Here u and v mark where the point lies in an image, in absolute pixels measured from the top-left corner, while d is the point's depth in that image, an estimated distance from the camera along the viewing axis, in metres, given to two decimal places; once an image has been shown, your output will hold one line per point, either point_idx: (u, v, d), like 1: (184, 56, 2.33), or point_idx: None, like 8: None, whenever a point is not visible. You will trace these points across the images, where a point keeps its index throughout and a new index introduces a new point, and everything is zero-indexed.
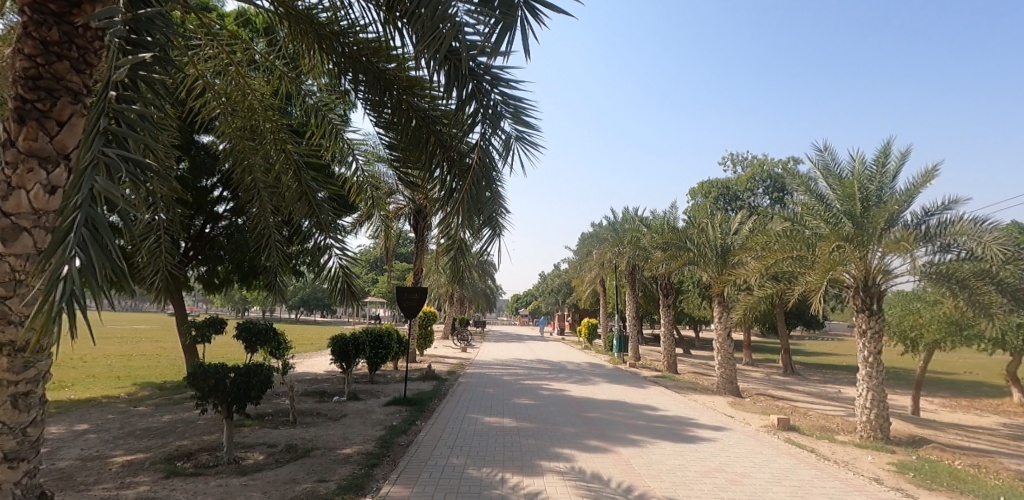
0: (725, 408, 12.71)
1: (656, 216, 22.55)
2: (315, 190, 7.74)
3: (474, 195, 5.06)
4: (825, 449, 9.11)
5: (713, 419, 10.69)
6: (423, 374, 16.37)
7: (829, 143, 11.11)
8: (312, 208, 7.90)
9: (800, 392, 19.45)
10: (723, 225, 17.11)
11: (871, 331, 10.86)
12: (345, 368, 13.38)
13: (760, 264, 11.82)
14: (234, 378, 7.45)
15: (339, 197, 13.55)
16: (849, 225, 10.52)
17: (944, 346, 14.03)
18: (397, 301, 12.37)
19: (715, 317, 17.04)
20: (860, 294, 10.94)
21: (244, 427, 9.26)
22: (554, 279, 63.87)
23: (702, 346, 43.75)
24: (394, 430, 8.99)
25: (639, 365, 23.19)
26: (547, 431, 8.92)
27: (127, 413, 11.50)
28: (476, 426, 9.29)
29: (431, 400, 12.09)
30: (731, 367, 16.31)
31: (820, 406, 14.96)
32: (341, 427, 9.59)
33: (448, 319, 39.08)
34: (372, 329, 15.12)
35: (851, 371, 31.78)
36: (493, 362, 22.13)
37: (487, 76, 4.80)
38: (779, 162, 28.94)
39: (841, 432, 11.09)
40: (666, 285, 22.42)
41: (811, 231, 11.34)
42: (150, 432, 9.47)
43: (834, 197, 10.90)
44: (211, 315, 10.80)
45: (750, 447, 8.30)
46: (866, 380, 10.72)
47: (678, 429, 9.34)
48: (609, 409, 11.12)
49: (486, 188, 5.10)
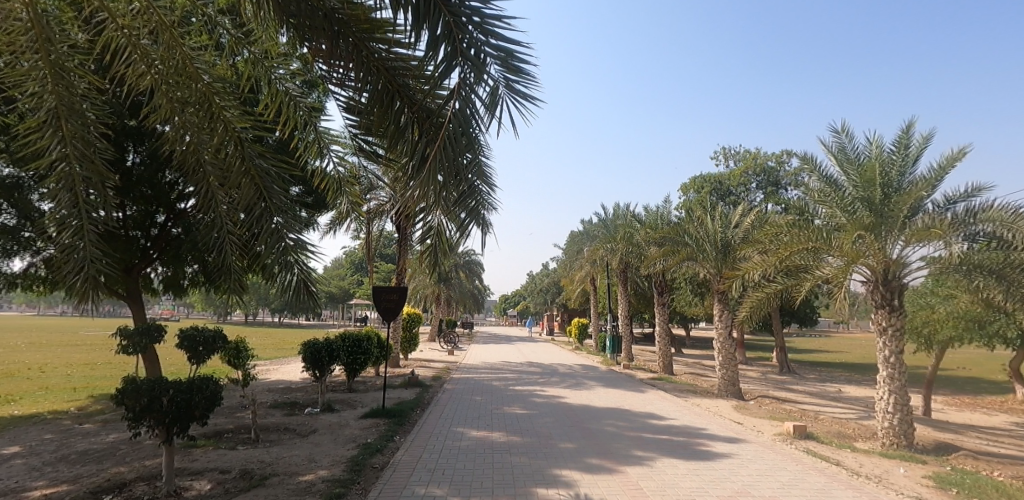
0: (731, 414, 11.79)
1: (649, 212, 21.65)
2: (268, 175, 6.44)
3: (451, 163, 4.17)
4: (851, 461, 8.19)
5: (723, 429, 9.72)
6: (405, 381, 15.21)
7: (844, 124, 10.23)
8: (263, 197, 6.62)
9: (800, 393, 18.65)
10: (724, 218, 16.17)
11: (892, 329, 9.90)
12: (318, 376, 12.19)
13: (770, 258, 10.89)
14: (173, 396, 6.28)
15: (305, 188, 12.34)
16: (868, 213, 9.64)
17: (958, 344, 13.21)
18: (374, 302, 11.24)
19: (715, 316, 16.14)
20: (879, 289, 9.96)
21: (195, 449, 8.09)
22: (544, 279, 62.97)
23: (694, 346, 42.99)
24: (367, 449, 7.90)
25: (633, 367, 22.25)
26: (542, 448, 7.87)
27: (68, 432, 10.21)
28: (461, 443, 8.23)
29: (412, 410, 10.98)
30: (733, 368, 15.41)
31: (827, 408, 14.12)
32: (309, 445, 8.45)
33: (435, 321, 37.93)
34: (349, 333, 13.91)
35: (845, 369, 31.11)
36: (480, 366, 21.06)
37: (465, 10, 3.82)
38: (772, 156, 28.24)
39: (859, 439, 10.17)
40: (661, 283, 21.51)
41: (826, 221, 10.42)
42: (85, 456, 8.25)
43: (850, 182, 10.00)
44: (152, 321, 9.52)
45: (772, 464, 7.35)
46: (887, 382, 9.82)
47: (689, 443, 8.35)
48: (609, 419, 10.10)
49: (465, 153, 4.20)
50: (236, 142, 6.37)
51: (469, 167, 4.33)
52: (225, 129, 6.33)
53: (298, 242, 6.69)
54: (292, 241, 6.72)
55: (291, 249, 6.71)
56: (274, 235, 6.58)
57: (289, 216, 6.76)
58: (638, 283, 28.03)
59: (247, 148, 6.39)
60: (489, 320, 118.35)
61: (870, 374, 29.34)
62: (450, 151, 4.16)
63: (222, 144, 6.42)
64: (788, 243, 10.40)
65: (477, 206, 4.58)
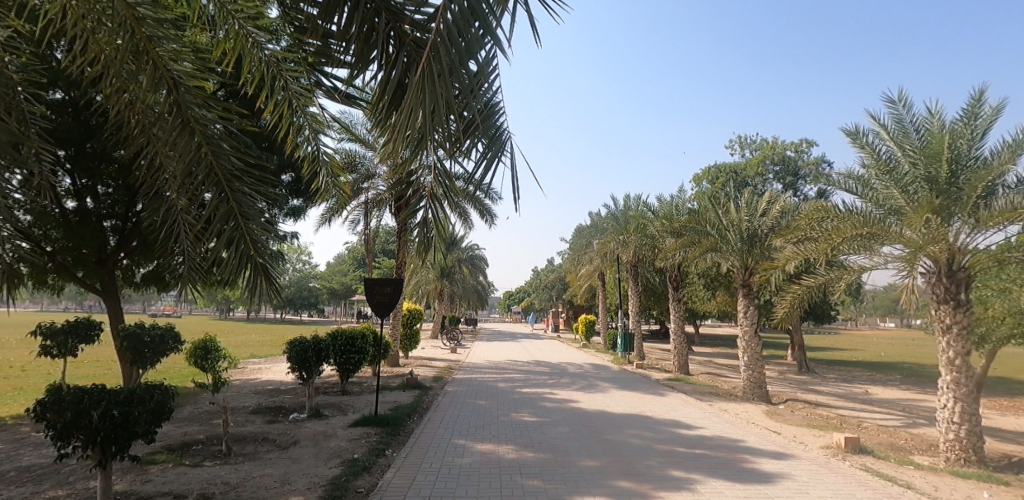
0: (764, 421, 10.59)
1: (663, 201, 20.36)
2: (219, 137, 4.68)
3: (450, 66, 3.13)
4: (921, 482, 6.99)
5: (762, 441, 8.52)
6: (403, 382, 14.00)
7: (901, 92, 8.87)
8: (210, 165, 4.78)
9: (828, 394, 17.43)
10: (751, 205, 14.86)
11: (958, 328, 8.58)
12: (304, 378, 10.98)
13: (817, 246, 9.55)
14: (106, 410, 5.05)
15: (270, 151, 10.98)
16: (932, 194, 8.38)
17: (1014, 343, 11.93)
18: (365, 296, 10.02)
19: (739, 312, 14.91)
20: (943, 281, 8.63)
21: (152, 466, 6.95)
22: (549, 276, 61.66)
23: (704, 344, 41.62)
24: (352, 468, 6.73)
25: (646, 366, 21.03)
26: (559, 467, 6.67)
27: (20, 442, 9.05)
28: (462, 459, 7.04)
29: (408, 417, 9.80)
30: (760, 369, 14.18)
31: (866, 413, 12.88)
32: (286, 461, 7.27)
33: (438, 318, 36.80)
34: (340, 331, 12.74)
35: (866, 369, 29.85)
36: (485, 366, 19.83)
37: None
38: (790, 145, 27.06)
39: (917, 453, 8.90)
40: (675, 276, 20.25)
41: (886, 204, 9.01)
42: (24, 473, 7.09)
43: (911, 160, 8.65)
44: (93, 318, 9.02)
45: (837, 489, 6.13)
46: (951, 388, 8.57)
47: (731, 460, 7.14)
48: (632, 429, 8.89)
49: (471, 56, 3.24)
50: (168, 87, 4.45)
51: (476, 79, 3.37)
52: (152, 66, 4.37)
53: (256, 222, 5.01)
54: (261, 225, 5.10)
55: (246, 229, 5.01)
56: (224, 212, 4.84)
57: (252, 186, 5.07)
58: (650, 278, 26.78)
59: (184, 96, 4.51)
60: (493, 318, 117.12)
61: (893, 374, 28.01)
62: (451, 51, 3.16)
63: (151, 93, 4.52)
64: (842, 228, 9.01)
65: (494, 134, 3.72)
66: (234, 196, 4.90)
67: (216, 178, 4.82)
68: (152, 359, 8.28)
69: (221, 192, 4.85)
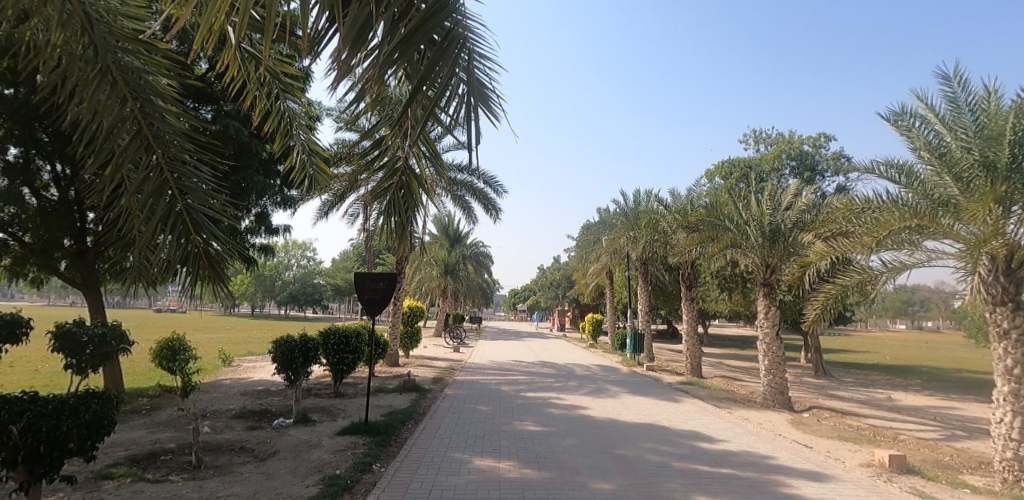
0: (792, 432, 9.66)
1: (676, 196, 19.40)
2: (150, 89, 3.78)
3: None
4: None
5: (795, 458, 7.61)
6: (400, 383, 13.16)
7: (954, 68, 7.93)
8: (141, 127, 3.86)
9: (849, 400, 16.47)
10: (773, 199, 13.87)
11: (1018, 333, 7.61)
12: (290, 380, 10.12)
13: (857, 241, 8.62)
14: (25, 425, 4.20)
15: (258, 136, 10.13)
16: (990, 183, 7.43)
17: None
18: (356, 292, 9.22)
19: (759, 312, 13.98)
20: (999, 280, 7.71)
21: (107, 481, 6.13)
22: (555, 274, 60.74)
23: (713, 345, 40.64)
24: (330, 488, 5.86)
25: (657, 368, 20.10)
26: (569, 491, 5.76)
27: None
28: (457, 479, 6.17)
29: (401, 425, 8.92)
30: (781, 374, 13.25)
31: (897, 424, 11.94)
32: (259, 477, 6.41)
33: (441, 315, 35.99)
34: (333, 328, 11.97)
35: (883, 373, 28.75)
36: (488, 366, 18.98)
37: None
38: (807, 139, 26.07)
39: (967, 472, 7.95)
40: (689, 275, 19.26)
41: (938, 193, 8.03)
42: None
43: (966, 143, 7.66)
44: (19, 314, 7.89)
45: None
46: (1008, 401, 7.62)
47: (766, 484, 6.21)
48: (649, 442, 7.97)
49: None
50: (82, 24, 3.55)
51: None
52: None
53: (198, 199, 4.08)
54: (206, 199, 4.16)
55: (185, 207, 4.10)
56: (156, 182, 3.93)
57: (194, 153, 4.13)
58: (660, 276, 25.84)
59: (101, 35, 3.58)
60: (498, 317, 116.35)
61: (911, 378, 26.93)
62: None
63: (61, 33, 3.60)
64: (887, 220, 8.14)
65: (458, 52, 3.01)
66: (170, 164, 3.99)
67: (147, 142, 3.88)
68: (95, 367, 7.54)
69: (153, 160, 3.93)
